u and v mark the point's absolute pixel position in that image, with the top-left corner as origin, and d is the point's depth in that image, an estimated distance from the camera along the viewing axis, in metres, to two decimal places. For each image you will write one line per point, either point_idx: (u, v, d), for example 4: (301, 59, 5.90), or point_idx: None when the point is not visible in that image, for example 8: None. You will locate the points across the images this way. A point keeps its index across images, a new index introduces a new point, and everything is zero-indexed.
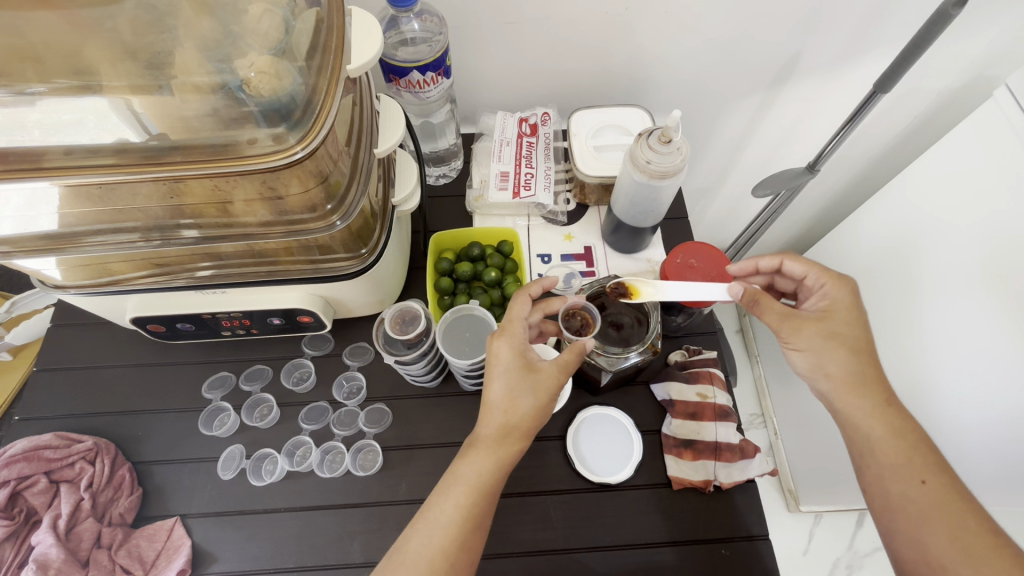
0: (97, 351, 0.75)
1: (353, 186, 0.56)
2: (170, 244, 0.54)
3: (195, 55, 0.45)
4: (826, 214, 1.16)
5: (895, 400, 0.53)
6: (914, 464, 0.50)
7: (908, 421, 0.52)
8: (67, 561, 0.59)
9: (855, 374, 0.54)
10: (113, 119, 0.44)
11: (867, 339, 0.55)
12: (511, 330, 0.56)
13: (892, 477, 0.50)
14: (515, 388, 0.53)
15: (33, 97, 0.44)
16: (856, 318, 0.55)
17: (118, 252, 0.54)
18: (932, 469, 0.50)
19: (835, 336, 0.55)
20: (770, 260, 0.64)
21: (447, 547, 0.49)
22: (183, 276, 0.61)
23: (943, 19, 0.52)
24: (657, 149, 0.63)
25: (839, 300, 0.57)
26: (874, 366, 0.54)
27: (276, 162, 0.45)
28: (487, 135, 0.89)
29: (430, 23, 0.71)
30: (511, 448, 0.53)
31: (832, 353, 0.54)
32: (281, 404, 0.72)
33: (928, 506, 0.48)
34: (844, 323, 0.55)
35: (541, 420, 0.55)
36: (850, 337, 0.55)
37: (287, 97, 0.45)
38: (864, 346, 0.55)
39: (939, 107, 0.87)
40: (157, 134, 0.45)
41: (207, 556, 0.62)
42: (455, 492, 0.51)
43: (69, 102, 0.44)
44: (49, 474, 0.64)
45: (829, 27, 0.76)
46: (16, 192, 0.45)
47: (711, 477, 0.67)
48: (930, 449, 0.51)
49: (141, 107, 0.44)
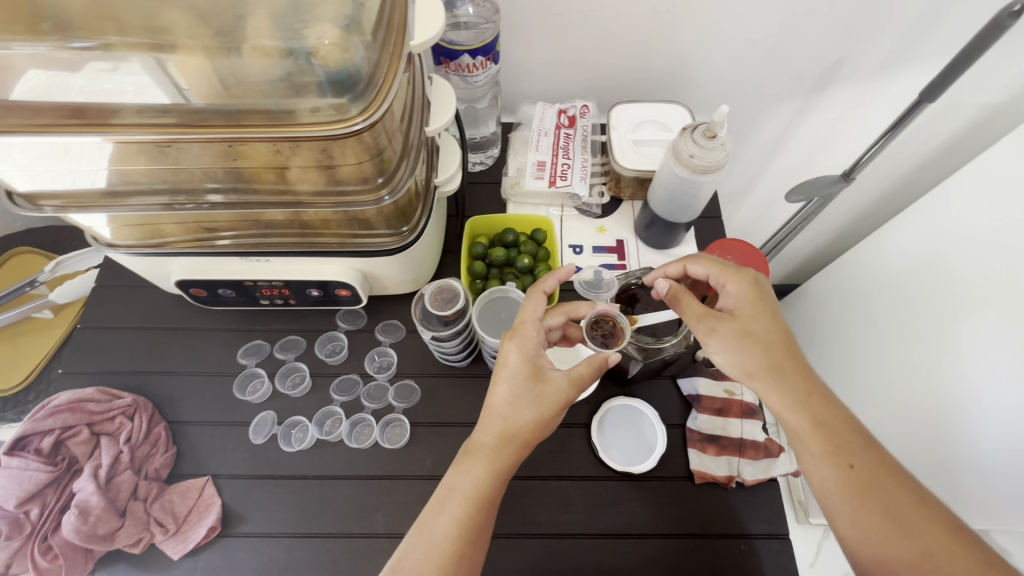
0: (139, 313, 0.77)
1: (403, 163, 0.57)
2: (194, 208, 0.56)
3: (266, 22, 0.45)
4: (857, 223, 1.15)
5: (818, 384, 0.52)
6: (843, 450, 0.49)
7: (829, 400, 0.51)
8: (107, 510, 0.61)
9: (777, 370, 0.52)
10: (152, 88, 0.46)
11: (782, 335, 0.53)
12: (522, 331, 0.57)
13: (825, 461, 0.49)
14: (518, 396, 0.54)
15: (78, 54, 0.44)
16: (761, 316, 0.54)
17: (151, 214, 0.55)
18: (861, 450, 0.49)
19: (750, 335, 0.53)
20: (676, 264, 0.62)
21: (440, 564, 0.48)
22: (202, 245, 0.63)
23: (996, 30, 0.52)
24: (702, 143, 0.65)
25: (744, 297, 0.55)
26: (792, 359, 0.52)
27: (337, 130, 0.46)
28: (526, 125, 0.90)
29: (484, 10, 0.74)
30: (508, 458, 0.53)
31: (748, 355, 0.53)
32: (314, 375, 0.73)
33: (859, 485, 0.48)
34: (753, 318, 0.54)
35: (543, 431, 0.54)
36: (764, 332, 0.53)
37: (353, 68, 0.46)
38: (777, 340, 0.53)
39: (982, 121, 0.85)
40: (198, 106, 0.47)
41: (236, 516, 0.64)
42: (450, 506, 0.51)
43: (116, 68, 0.45)
44: (91, 426, 0.66)
45: (875, 32, 0.76)
46: (71, 146, 0.47)
47: (734, 473, 0.67)
48: (856, 432, 0.50)
49: (186, 85, 0.46)
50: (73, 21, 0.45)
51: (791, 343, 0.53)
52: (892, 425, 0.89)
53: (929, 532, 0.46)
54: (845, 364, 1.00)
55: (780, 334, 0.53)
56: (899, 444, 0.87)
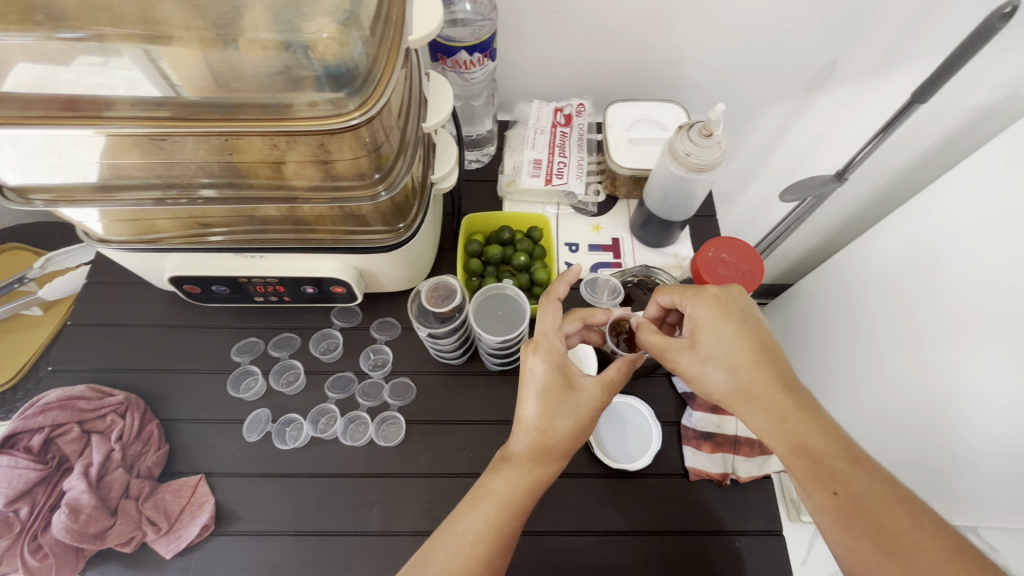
0: (130, 310, 0.76)
1: (400, 159, 0.57)
2: (189, 203, 0.55)
3: (263, 14, 0.45)
4: (849, 224, 1.16)
5: (795, 406, 0.50)
6: (823, 479, 0.48)
7: (810, 421, 0.49)
8: (98, 508, 0.60)
9: (747, 397, 0.51)
10: (137, 74, 0.45)
11: (746, 355, 0.51)
12: (546, 343, 0.56)
13: (809, 488, 0.49)
14: (553, 409, 0.53)
15: (67, 44, 0.43)
16: (720, 336, 0.52)
17: (144, 208, 0.54)
18: (846, 475, 0.48)
19: (711, 360, 0.52)
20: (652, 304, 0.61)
21: (474, 566, 0.48)
22: (197, 240, 0.62)
23: (988, 32, 0.53)
24: (698, 142, 0.65)
25: (701, 317, 0.54)
26: (762, 381, 0.50)
27: (334, 125, 0.46)
28: (522, 123, 0.90)
29: (481, 6, 0.73)
30: (546, 468, 0.53)
31: (714, 385, 0.52)
32: (308, 372, 0.73)
33: (845, 513, 0.47)
34: (710, 339, 0.53)
35: (579, 442, 0.55)
36: (726, 354, 0.52)
37: (352, 62, 0.46)
38: (742, 361, 0.51)
39: (972, 123, 0.87)
40: (191, 100, 0.47)
41: (229, 514, 0.64)
42: (484, 508, 0.51)
43: (107, 62, 0.45)
44: (81, 423, 0.65)
45: (871, 32, 0.77)
46: (67, 139, 0.47)
47: (728, 470, 0.68)
48: (840, 454, 0.49)
49: (179, 80, 0.46)
50: (64, 9, 0.44)
51: (761, 361, 0.51)
52: (883, 422, 0.90)
53: (922, 557, 0.45)
54: (835, 362, 1.01)
55: (746, 352, 0.51)
56: (890, 442, 0.88)
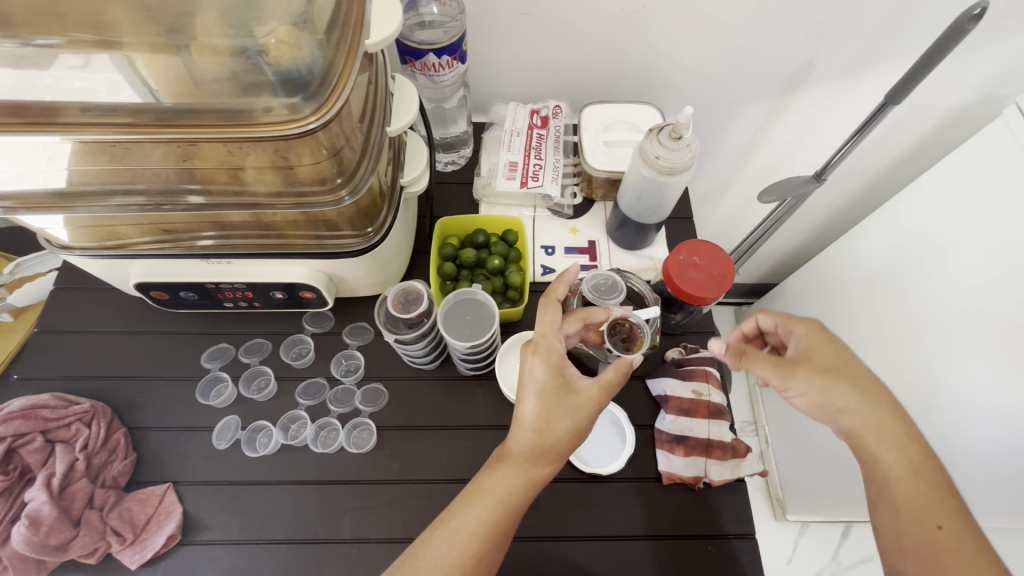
0: (99, 316, 0.75)
1: (363, 163, 0.56)
2: (175, 209, 0.55)
3: (217, 19, 0.44)
4: (830, 223, 1.16)
5: (896, 425, 0.51)
6: (931, 509, 0.48)
7: (912, 445, 0.51)
8: (60, 519, 0.59)
9: (851, 406, 0.52)
10: (95, 79, 0.44)
11: (857, 372, 0.53)
12: (545, 345, 0.54)
13: (886, 502, 0.51)
14: (552, 410, 0.53)
15: (23, 50, 0.43)
16: (838, 351, 0.54)
17: (119, 215, 0.54)
18: (929, 499, 0.49)
19: (827, 368, 0.53)
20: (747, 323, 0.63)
21: (464, 564, 0.48)
22: (185, 244, 0.61)
23: (957, 34, 0.52)
24: (668, 145, 0.64)
25: (814, 337, 0.55)
26: (874, 394, 0.52)
27: (291, 131, 0.45)
28: (498, 125, 0.89)
29: (449, 8, 0.72)
30: (543, 469, 0.53)
31: (838, 394, 0.52)
32: (279, 378, 0.72)
33: (916, 530, 0.48)
34: (825, 353, 0.54)
35: (575, 444, 0.54)
36: (844, 368, 0.53)
37: (307, 68, 0.45)
38: (859, 377, 0.52)
39: (948, 124, 0.87)
40: (167, 105, 0.46)
41: (197, 523, 0.63)
42: (478, 506, 0.51)
43: (86, 63, 0.44)
44: (45, 433, 0.64)
45: (845, 33, 0.77)
46: (27, 145, 0.46)
47: (701, 473, 0.67)
48: (925, 481, 0.50)
49: (155, 84, 0.45)
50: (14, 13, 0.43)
51: (873, 381, 0.53)
52: None
53: None
54: None
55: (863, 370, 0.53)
56: None
